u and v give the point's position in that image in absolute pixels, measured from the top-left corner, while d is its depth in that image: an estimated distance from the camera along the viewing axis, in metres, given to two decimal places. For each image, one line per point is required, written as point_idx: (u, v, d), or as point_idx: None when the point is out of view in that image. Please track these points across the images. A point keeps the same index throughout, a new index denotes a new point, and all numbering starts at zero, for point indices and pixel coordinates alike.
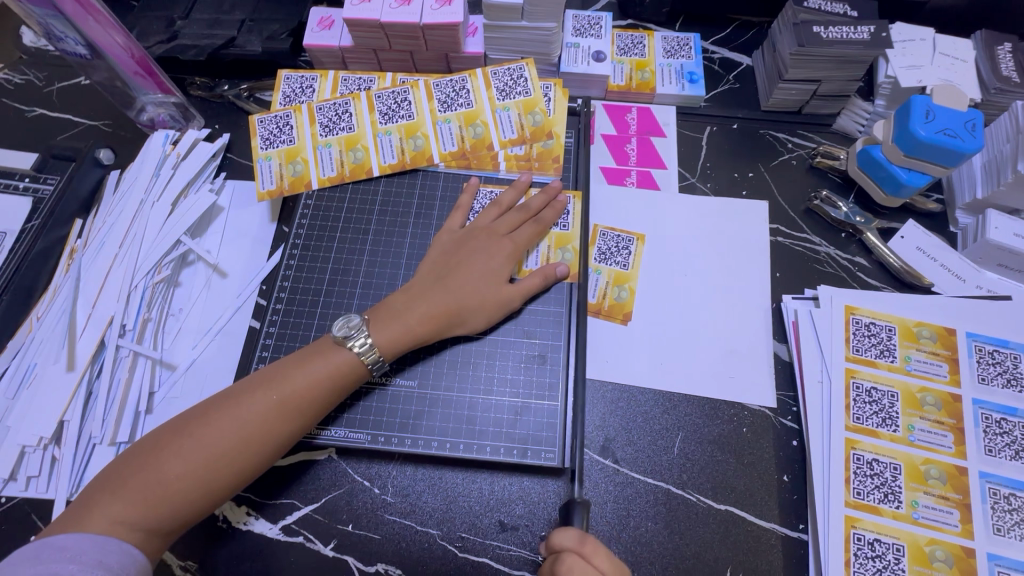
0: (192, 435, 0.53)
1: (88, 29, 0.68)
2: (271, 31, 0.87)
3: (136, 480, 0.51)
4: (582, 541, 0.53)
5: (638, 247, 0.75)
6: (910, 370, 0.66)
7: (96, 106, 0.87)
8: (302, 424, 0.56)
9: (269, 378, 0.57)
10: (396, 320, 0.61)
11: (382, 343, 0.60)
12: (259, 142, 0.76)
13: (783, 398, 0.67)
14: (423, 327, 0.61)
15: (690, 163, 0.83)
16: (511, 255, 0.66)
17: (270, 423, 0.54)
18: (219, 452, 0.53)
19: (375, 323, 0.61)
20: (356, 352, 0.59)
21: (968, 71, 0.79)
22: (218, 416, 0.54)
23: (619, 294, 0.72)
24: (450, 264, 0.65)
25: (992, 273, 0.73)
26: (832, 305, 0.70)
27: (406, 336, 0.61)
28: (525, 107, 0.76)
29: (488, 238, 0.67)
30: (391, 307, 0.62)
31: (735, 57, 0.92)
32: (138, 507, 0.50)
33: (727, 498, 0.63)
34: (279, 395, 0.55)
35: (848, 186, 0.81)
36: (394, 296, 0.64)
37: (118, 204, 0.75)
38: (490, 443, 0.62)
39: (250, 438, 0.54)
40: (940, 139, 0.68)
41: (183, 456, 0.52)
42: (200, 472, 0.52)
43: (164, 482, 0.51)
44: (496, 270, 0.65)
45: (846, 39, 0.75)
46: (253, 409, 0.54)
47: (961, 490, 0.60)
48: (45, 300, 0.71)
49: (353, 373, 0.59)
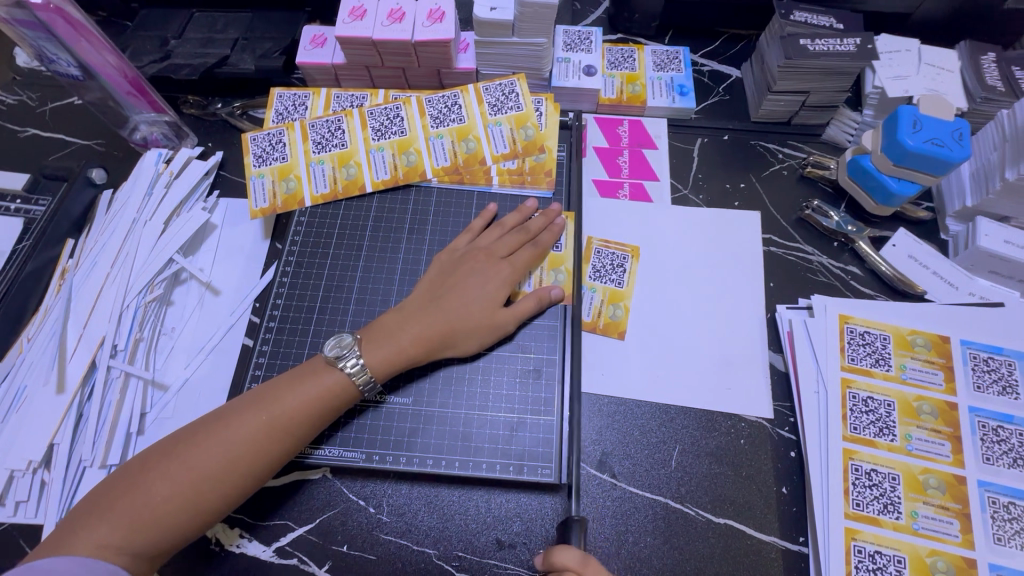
0: (180, 456, 0.52)
1: (80, 50, 0.69)
2: (264, 50, 0.87)
3: (122, 503, 0.50)
4: (584, 562, 0.50)
5: (633, 264, 0.75)
6: (905, 378, 0.66)
7: (90, 126, 0.87)
8: (292, 445, 0.56)
9: (258, 399, 0.56)
10: (388, 340, 0.60)
11: (372, 366, 0.59)
12: (252, 160, 0.76)
13: (780, 408, 0.67)
14: (414, 348, 0.61)
15: (682, 174, 0.84)
16: (494, 263, 0.67)
17: (259, 445, 0.54)
18: (207, 473, 0.52)
19: (368, 342, 0.60)
20: (348, 373, 0.58)
21: (954, 80, 0.80)
22: (206, 438, 0.53)
23: (613, 312, 0.72)
24: (444, 285, 0.65)
25: (984, 280, 0.74)
26: (827, 314, 0.70)
27: (398, 357, 0.60)
28: (517, 122, 0.76)
29: (486, 261, 0.67)
30: (385, 326, 0.62)
31: (724, 69, 0.93)
32: (124, 531, 0.49)
33: (726, 511, 0.62)
34: (269, 415, 0.55)
35: (838, 196, 0.81)
36: (388, 314, 0.63)
37: (111, 223, 0.75)
38: (487, 459, 0.61)
39: (239, 460, 0.53)
40: (928, 148, 0.68)
41: (170, 478, 0.51)
42: (187, 494, 0.51)
43: (150, 504, 0.50)
44: (491, 292, 0.65)
45: (833, 51, 0.76)
46: (242, 430, 0.54)
47: (960, 499, 0.60)
48: (36, 321, 0.70)
49: (344, 393, 0.58)
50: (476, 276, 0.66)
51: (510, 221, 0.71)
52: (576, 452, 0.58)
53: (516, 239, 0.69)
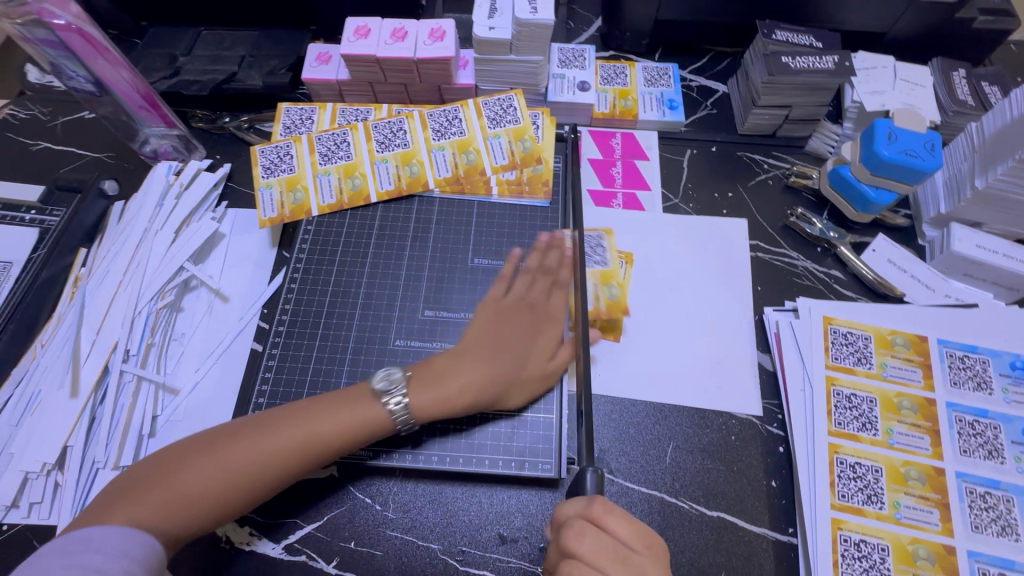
0: (218, 448, 0.55)
1: (95, 66, 0.72)
2: (271, 66, 0.91)
3: (157, 488, 0.52)
4: (591, 505, 0.50)
5: (608, 239, 0.80)
6: (886, 376, 0.69)
7: (100, 139, 0.90)
8: (326, 458, 0.58)
9: (298, 413, 0.58)
10: (437, 385, 0.62)
11: (416, 407, 0.61)
12: (260, 171, 0.79)
13: (769, 406, 0.70)
14: (462, 400, 0.62)
15: (673, 184, 0.88)
16: (539, 321, 0.68)
17: (290, 455, 0.56)
18: (239, 471, 0.54)
19: (414, 382, 0.62)
20: (390, 410, 0.60)
21: (926, 95, 0.85)
22: (242, 439, 0.55)
23: (610, 293, 0.75)
24: (491, 338, 0.66)
25: (959, 282, 0.78)
26: (811, 315, 0.73)
27: (444, 403, 0.61)
28: (515, 134, 0.80)
29: (530, 313, 0.69)
30: (434, 369, 0.63)
31: (711, 84, 0.97)
32: (155, 513, 0.51)
33: (718, 504, 0.65)
34: (306, 429, 0.57)
35: (821, 204, 0.86)
36: (439, 356, 0.65)
37: (122, 233, 0.78)
38: (489, 455, 0.64)
39: (273, 466, 0.55)
40: (901, 158, 0.73)
41: (205, 468, 0.53)
42: (217, 483, 0.53)
43: (182, 489, 0.52)
44: (541, 348, 0.66)
45: (813, 68, 0.81)
46: (281, 437, 0.56)
47: (939, 489, 0.63)
48: (49, 328, 0.73)
49: (379, 426, 0.60)
50: (519, 331, 0.67)
51: (533, 262, 0.72)
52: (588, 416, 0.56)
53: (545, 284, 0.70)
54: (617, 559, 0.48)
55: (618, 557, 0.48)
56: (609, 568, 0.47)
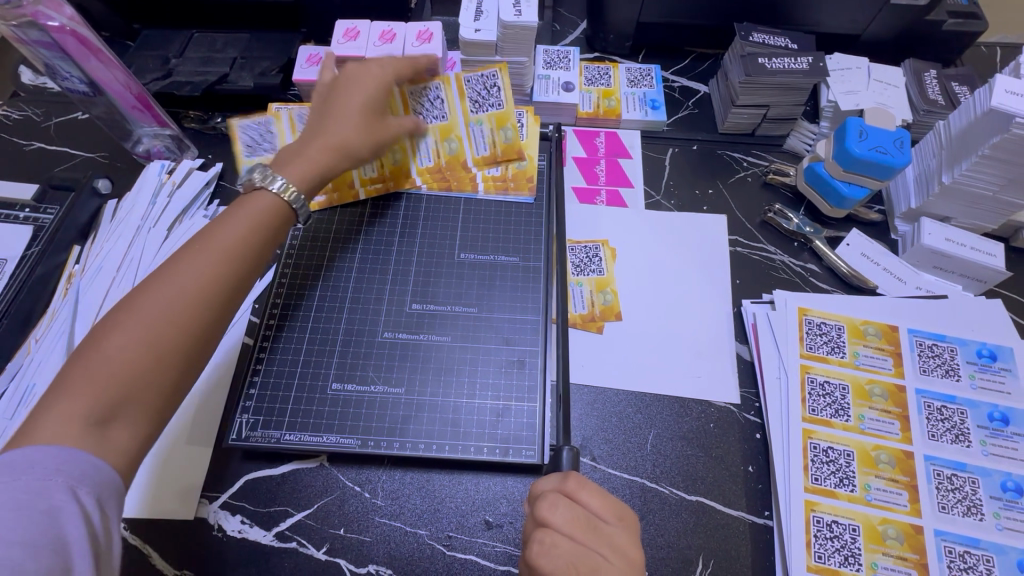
0: (126, 314, 0.50)
1: (89, 67, 0.73)
2: (262, 68, 0.93)
3: (75, 375, 0.47)
4: (564, 480, 0.53)
5: (607, 251, 0.82)
6: (858, 364, 0.72)
7: (94, 140, 0.91)
8: (247, 262, 0.58)
9: (196, 239, 0.57)
10: (298, 158, 0.66)
11: (292, 177, 0.64)
12: (244, 149, 0.81)
13: (746, 395, 0.73)
14: (321, 156, 0.67)
15: (655, 181, 0.90)
16: (369, 81, 0.72)
17: (214, 265, 0.55)
18: (161, 319, 0.51)
19: (280, 166, 0.65)
20: (276, 193, 0.62)
21: (899, 95, 0.88)
22: (151, 291, 0.52)
23: (506, 190, 0.82)
24: (329, 103, 0.71)
25: (930, 275, 0.81)
26: (787, 307, 0.76)
27: (311, 167, 0.66)
28: (497, 122, 0.80)
29: (359, 73, 0.72)
30: (290, 152, 0.67)
31: (693, 85, 1.00)
32: (83, 400, 0.46)
33: (697, 489, 0.67)
34: (212, 243, 0.57)
35: (798, 200, 0.88)
36: (289, 145, 0.69)
37: (115, 230, 0.79)
38: (474, 443, 0.66)
39: (194, 290, 0.53)
40: (872, 155, 0.76)
41: (123, 329, 0.49)
42: (142, 346, 0.49)
43: (106, 358, 0.48)
44: (365, 106, 0.70)
45: (789, 68, 0.83)
46: (197, 264, 0.55)
47: (908, 472, 0.65)
48: (43, 323, 0.73)
49: (277, 209, 0.62)
50: (353, 95, 0.71)
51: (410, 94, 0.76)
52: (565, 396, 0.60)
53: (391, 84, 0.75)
54: (589, 527, 0.50)
55: (589, 526, 0.50)
56: (582, 536, 0.49)
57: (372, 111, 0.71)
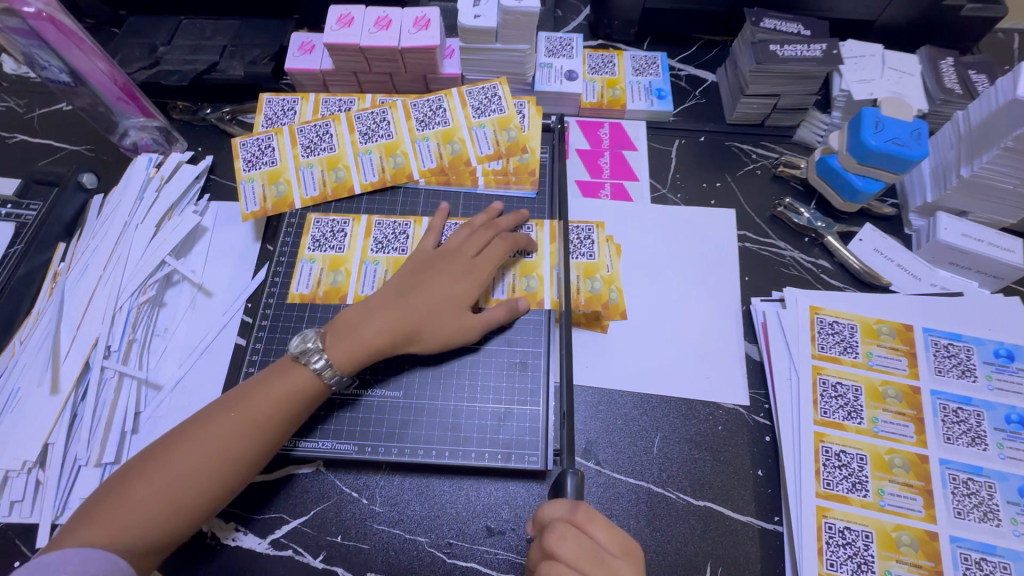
0: (158, 460, 0.54)
1: (70, 56, 0.70)
2: (253, 56, 0.89)
3: (107, 507, 0.52)
4: (573, 510, 0.50)
5: (599, 234, 0.75)
6: (871, 365, 0.69)
7: (79, 131, 0.88)
8: (265, 444, 0.57)
9: (231, 399, 0.58)
10: (350, 336, 0.62)
11: (337, 360, 0.61)
12: (308, 243, 0.74)
13: (755, 396, 0.71)
14: (378, 339, 0.62)
15: (661, 174, 0.87)
16: (464, 264, 0.67)
17: (228, 456, 0.55)
18: (187, 471, 0.53)
19: (331, 338, 0.62)
20: (315, 370, 0.60)
21: (915, 84, 0.84)
22: (185, 439, 0.55)
23: (527, 284, 0.71)
24: (410, 283, 0.66)
25: (945, 271, 0.78)
26: (798, 305, 0.73)
27: (361, 350, 0.62)
28: (523, 269, 0.72)
29: (456, 261, 0.67)
30: (347, 322, 0.64)
31: (700, 74, 0.97)
32: (107, 534, 0.50)
33: (705, 494, 0.65)
34: (239, 410, 0.57)
35: (809, 193, 0.85)
36: (350, 309, 0.65)
37: (102, 227, 0.76)
38: (476, 448, 0.64)
39: (214, 451, 0.55)
40: (888, 147, 0.73)
41: (149, 479, 0.53)
42: (163, 498, 0.52)
43: (130, 505, 0.51)
44: (457, 293, 0.65)
45: (800, 56, 0.80)
46: (216, 434, 0.55)
47: (923, 477, 0.63)
48: (28, 324, 0.71)
49: (307, 390, 0.60)
50: (448, 273, 0.66)
51: (479, 220, 0.72)
52: (567, 420, 0.55)
53: (484, 236, 0.70)
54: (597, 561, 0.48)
55: (598, 560, 0.48)
56: (588, 568, 0.47)
57: (460, 304, 0.65)
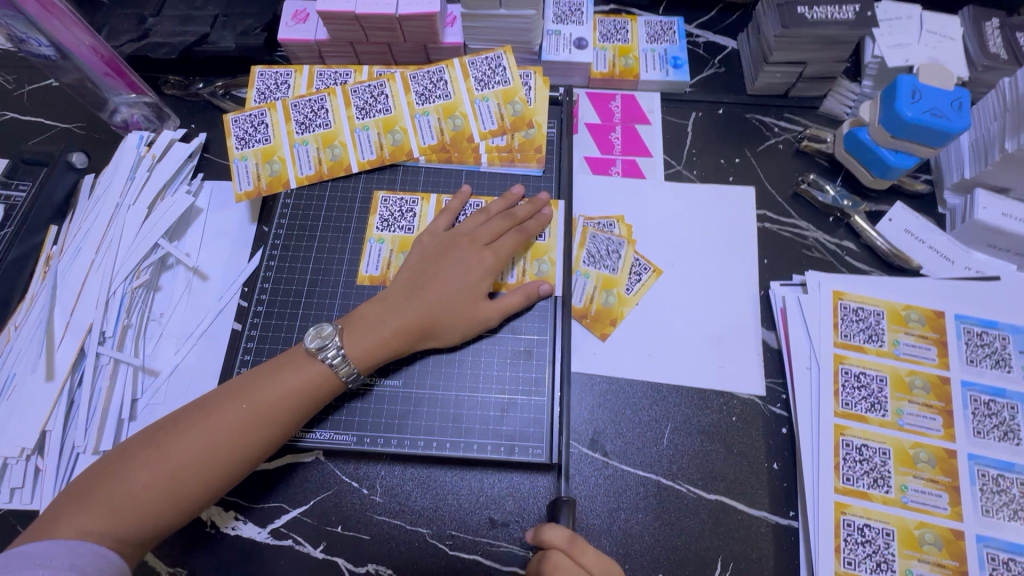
0: (161, 447, 0.51)
1: (51, 29, 0.67)
2: (245, 27, 0.85)
3: (104, 490, 0.49)
4: (571, 541, 0.51)
5: (650, 279, 0.72)
6: (898, 354, 0.65)
7: (69, 109, 0.85)
8: (274, 436, 0.55)
9: (240, 387, 0.55)
10: (369, 333, 0.59)
11: (355, 357, 0.58)
12: (376, 222, 0.72)
13: (772, 385, 0.67)
14: (397, 339, 0.60)
15: (676, 149, 0.82)
16: (477, 252, 0.65)
17: (236, 447, 0.53)
18: (191, 461, 0.51)
19: (348, 333, 0.59)
20: (329, 365, 0.57)
21: (955, 48, 0.77)
22: (190, 426, 0.53)
23: (539, 268, 0.68)
24: (426, 274, 0.63)
25: (980, 253, 0.73)
26: (821, 290, 0.69)
27: (381, 348, 0.59)
28: (604, 282, 0.71)
29: (469, 248, 0.65)
30: (365, 318, 0.61)
31: (720, 40, 0.90)
32: (103, 519, 0.48)
33: (717, 487, 0.62)
34: (249, 402, 0.54)
35: (835, 169, 0.80)
36: (367, 305, 0.62)
37: (93, 208, 0.74)
38: (478, 440, 0.61)
39: (220, 445, 0.52)
40: (926, 119, 0.66)
41: (150, 466, 0.50)
42: (166, 486, 0.51)
43: (130, 491, 0.50)
44: (472, 282, 0.63)
45: (832, 18, 0.73)
46: (223, 424, 0.53)
47: (950, 472, 0.60)
48: (22, 309, 0.70)
49: (323, 383, 0.57)
50: (460, 262, 0.64)
51: (495, 206, 0.69)
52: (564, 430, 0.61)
53: (500, 224, 0.67)
54: None
55: None
56: None
57: (472, 295, 0.63)
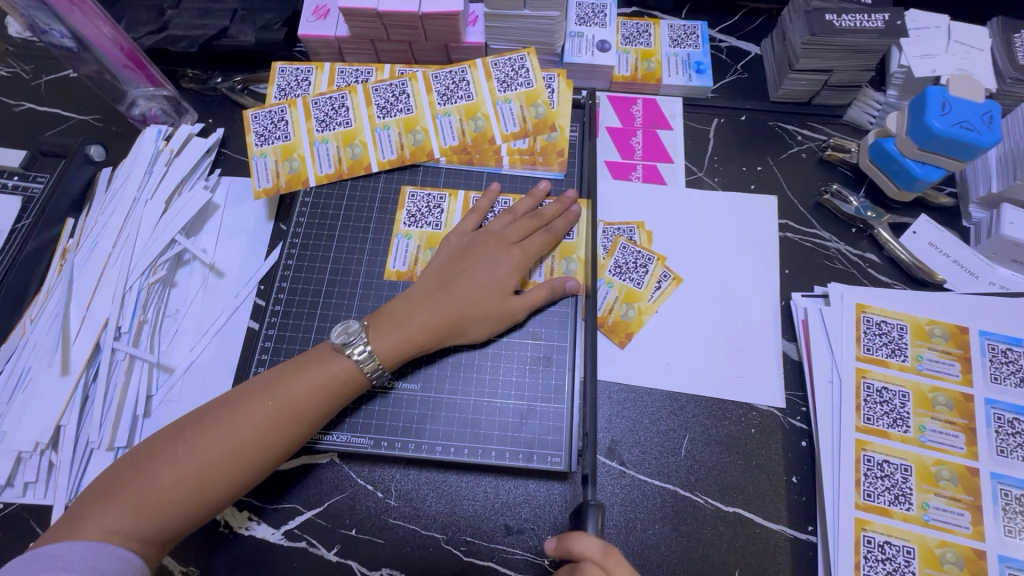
0: (187, 444, 0.51)
1: (73, 20, 0.67)
2: (265, 21, 0.84)
3: (129, 488, 0.49)
4: (605, 553, 0.48)
5: (671, 287, 0.71)
6: (921, 370, 0.65)
7: (86, 100, 0.84)
8: (299, 434, 0.54)
9: (266, 384, 0.55)
10: (395, 328, 0.59)
11: (381, 353, 0.58)
12: (403, 217, 0.71)
13: (792, 398, 0.66)
14: (424, 335, 0.60)
15: (698, 156, 0.81)
16: (503, 249, 0.64)
17: (261, 445, 0.52)
18: (216, 459, 0.51)
19: (375, 330, 0.59)
20: (355, 360, 0.57)
21: (984, 60, 0.76)
22: (215, 424, 0.52)
23: (566, 268, 0.67)
24: (453, 272, 0.63)
25: (1005, 269, 0.72)
26: (843, 302, 0.68)
27: (408, 345, 0.59)
28: (627, 295, 0.70)
29: (496, 246, 0.64)
30: (393, 313, 0.60)
31: (743, 46, 0.89)
32: (129, 518, 0.48)
33: (735, 499, 0.62)
34: (274, 400, 0.54)
35: (859, 179, 0.79)
36: (395, 301, 0.62)
37: (110, 202, 0.74)
38: (496, 447, 0.61)
39: (246, 443, 0.52)
40: (955, 132, 0.66)
41: (177, 464, 0.50)
42: (191, 484, 0.50)
43: (157, 490, 0.49)
44: (500, 280, 0.62)
45: (859, 27, 0.72)
46: (249, 422, 0.52)
47: (972, 491, 0.59)
48: (37, 302, 0.70)
49: (349, 380, 0.57)
50: (487, 260, 0.63)
51: (522, 207, 0.68)
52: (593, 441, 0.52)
53: (528, 223, 0.66)
54: None
55: None
56: None
57: (499, 292, 0.62)
